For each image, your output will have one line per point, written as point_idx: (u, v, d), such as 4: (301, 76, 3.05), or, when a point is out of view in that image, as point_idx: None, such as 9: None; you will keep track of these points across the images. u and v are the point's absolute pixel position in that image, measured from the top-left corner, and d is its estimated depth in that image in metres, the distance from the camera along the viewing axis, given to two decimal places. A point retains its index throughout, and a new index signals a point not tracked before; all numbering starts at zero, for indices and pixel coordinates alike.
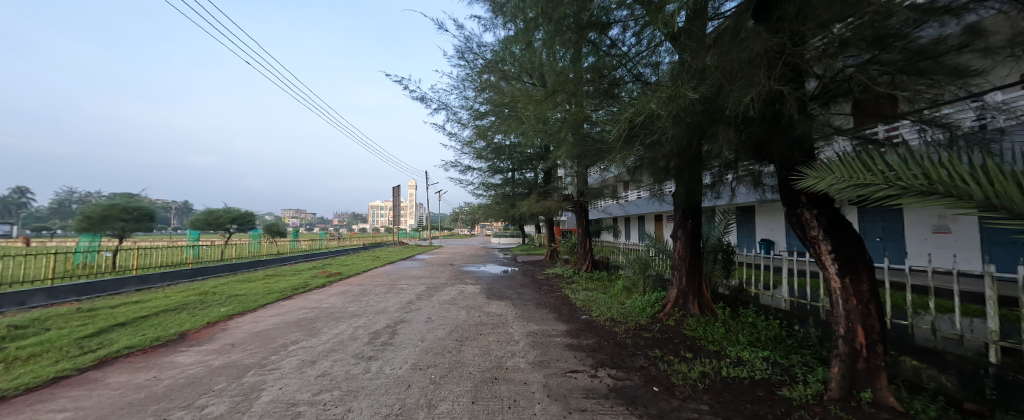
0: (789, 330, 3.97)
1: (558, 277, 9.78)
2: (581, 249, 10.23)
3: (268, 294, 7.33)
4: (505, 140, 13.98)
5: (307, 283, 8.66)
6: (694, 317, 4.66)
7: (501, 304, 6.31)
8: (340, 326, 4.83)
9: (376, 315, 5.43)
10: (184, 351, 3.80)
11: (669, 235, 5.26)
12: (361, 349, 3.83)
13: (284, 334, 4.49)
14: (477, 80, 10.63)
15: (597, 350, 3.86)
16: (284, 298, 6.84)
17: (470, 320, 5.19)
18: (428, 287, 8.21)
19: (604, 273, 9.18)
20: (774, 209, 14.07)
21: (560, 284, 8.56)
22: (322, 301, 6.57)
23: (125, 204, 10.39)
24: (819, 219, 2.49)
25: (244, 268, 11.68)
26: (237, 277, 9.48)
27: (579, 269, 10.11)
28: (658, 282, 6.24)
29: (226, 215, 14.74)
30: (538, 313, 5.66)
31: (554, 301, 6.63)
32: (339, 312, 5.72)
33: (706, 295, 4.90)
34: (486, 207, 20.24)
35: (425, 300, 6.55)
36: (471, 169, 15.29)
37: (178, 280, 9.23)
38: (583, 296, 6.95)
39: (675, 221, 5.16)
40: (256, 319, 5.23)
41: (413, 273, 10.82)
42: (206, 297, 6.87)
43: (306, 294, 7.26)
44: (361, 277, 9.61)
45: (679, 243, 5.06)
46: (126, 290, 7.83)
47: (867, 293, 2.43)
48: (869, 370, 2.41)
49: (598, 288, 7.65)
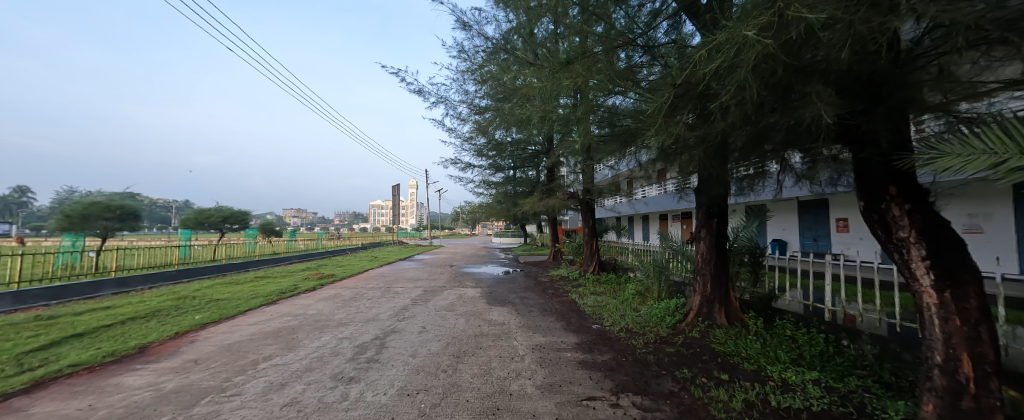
0: (837, 346, 3.44)
1: (563, 279, 9.25)
2: (587, 250, 9.71)
3: (252, 298, 6.82)
4: (506, 136, 13.46)
5: (296, 286, 8.14)
6: (722, 328, 4.11)
7: (503, 310, 5.78)
8: (323, 338, 4.30)
9: (365, 324, 4.92)
10: (136, 372, 3.27)
11: (690, 236, 4.69)
12: (342, 368, 3.30)
13: (259, 347, 3.97)
14: (478, 72, 10.11)
15: (615, 370, 3.33)
16: (268, 303, 6.32)
17: (470, 329, 4.67)
18: (425, 291, 7.71)
19: (612, 276, 8.65)
20: (787, 208, 13.53)
21: (566, 288, 8.05)
22: (309, 307, 6.06)
23: (107, 202, 9.90)
24: (913, 218, 1.94)
25: (234, 269, 11.21)
26: (224, 279, 8.96)
27: (584, 271, 9.59)
28: (676, 287, 5.69)
29: (217, 214, 14.24)
30: (544, 321, 5.14)
31: (561, 307, 6.10)
32: (325, 320, 5.21)
33: (734, 303, 4.35)
34: (487, 206, 19.75)
35: (421, 306, 6.03)
36: (471, 167, 14.79)
37: (161, 282, 8.75)
38: (592, 302, 6.42)
39: (699, 220, 4.58)
40: (232, 329, 4.71)
41: (411, 275, 10.30)
42: (184, 302, 6.37)
43: (293, 298, 6.75)
44: (356, 280, 9.11)
45: (703, 244, 4.52)
46: (102, 294, 7.34)
47: (976, 312, 1.85)
48: (981, 413, 1.83)
49: (607, 292, 7.12)
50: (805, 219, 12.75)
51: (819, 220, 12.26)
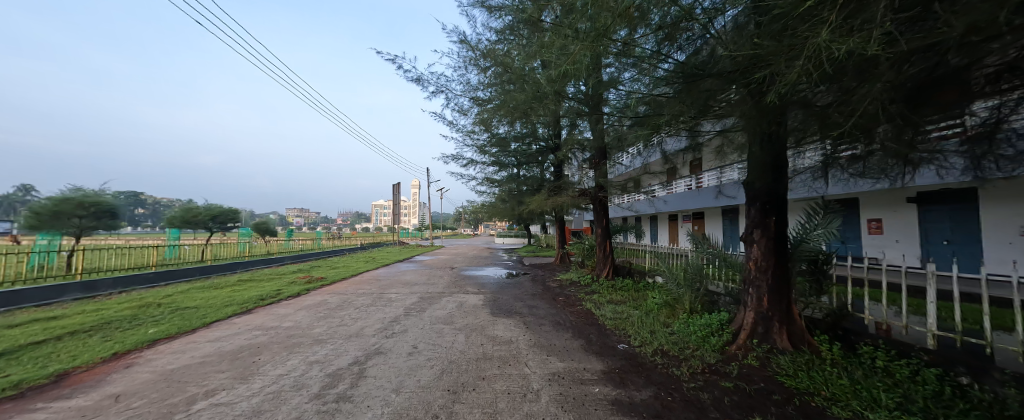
0: (958, 385, 2.58)
1: (574, 285, 8.45)
2: (600, 253, 8.87)
3: (226, 305, 6.02)
4: (509, 130, 12.67)
5: (280, 291, 7.35)
6: (786, 354, 3.27)
7: (510, 324, 4.97)
8: (289, 362, 3.48)
9: (345, 341, 4.12)
10: (29, 416, 2.47)
11: (740, 239, 3.84)
12: (301, 412, 2.49)
13: (207, 375, 3.17)
14: (484, 58, 9.35)
15: (663, 416, 2.49)
16: (242, 312, 5.55)
17: (470, 350, 3.85)
18: (421, 297, 6.93)
19: (629, 282, 7.84)
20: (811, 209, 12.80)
21: (578, 294, 7.23)
22: (286, 317, 5.26)
23: (81, 198, 9.15)
24: None
25: (219, 270, 10.45)
26: (201, 283, 8.17)
27: (597, 275, 8.76)
28: (709, 296, 4.97)
29: (206, 212, 13.48)
30: (559, 338, 4.32)
31: (576, 319, 5.30)
32: (300, 335, 4.40)
33: (798, 321, 3.49)
34: (491, 206, 19.00)
35: (414, 318, 5.23)
36: (473, 163, 14.04)
37: (135, 286, 7.99)
38: (613, 314, 5.58)
39: (751, 219, 3.72)
40: (184, 349, 3.89)
41: (407, 278, 9.52)
42: (146, 309, 5.59)
43: (271, 306, 5.96)
44: (347, 284, 8.33)
45: (756, 249, 3.67)
46: (63, 299, 6.58)
47: None
48: None
49: (628, 302, 6.30)
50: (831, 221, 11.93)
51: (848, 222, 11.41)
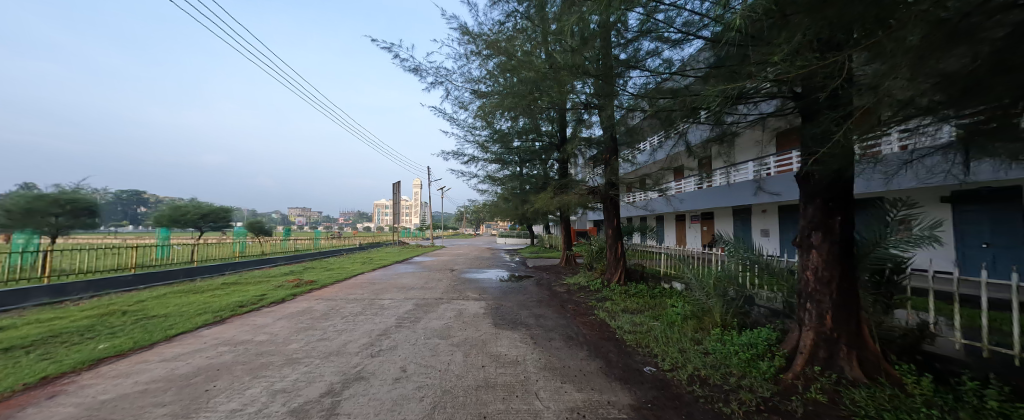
0: None
1: (582, 290, 7.85)
2: (611, 256, 8.24)
3: (199, 313, 5.42)
4: (512, 125, 12.06)
5: (263, 297, 6.74)
6: (861, 388, 2.60)
7: (514, 338, 4.36)
8: (249, 391, 2.87)
9: (323, 361, 3.51)
10: None
11: (795, 243, 3.20)
12: None
13: (143, 411, 2.56)
14: (487, 47, 8.78)
15: None
16: (214, 322, 4.95)
17: (469, 374, 3.23)
18: (417, 304, 6.34)
19: (644, 288, 7.21)
20: None
21: (589, 301, 6.62)
22: (262, 329, 4.65)
23: (58, 195, 8.62)
24: None
25: (205, 272, 9.87)
26: (180, 287, 7.57)
27: (607, 280, 8.13)
28: (743, 307, 4.37)
29: (195, 210, 12.88)
30: (572, 357, 3.72)
31: (588, 332, 4.69)
32: (273, 353, 3.79)
33: (871, 343, 2.83)
34: (493, 205, 18.41)
35: (406, 331, 4.63)
36: (474, 161, 13.46)
37: (110, 290, 7.40)
38: (632, 326, 4.92)
39: (809, 218, 3.08)
40: (130, 372, 3.27)
41: (404, 281, 8.93)
42: (108, 319, 4.99)
43: (249, 315, 5.36)
44: (338, 288, 7.73)
45: (815, 256, 3.01)
46: (27, 305, 5.99)
47: None
48: None
49: (647, 311, 5.66)
50: None
51: None
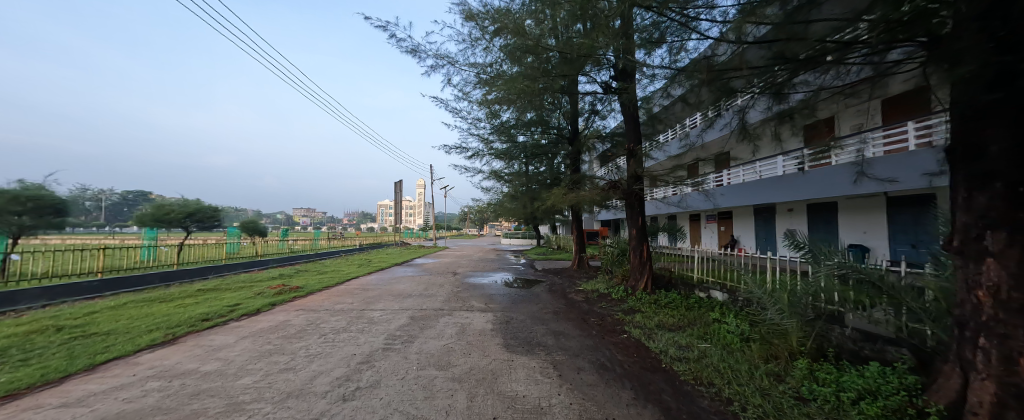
0: None
1: (604, 298, 6.86)
2: (635, 260, 7.24)
3: (148, 330, 4.48)
4: (520, 114, 11.06)
5: (236, 307, 5.81)
6: None
7: (533, 369, 3.40)
8: None
9: (276, 410, 2.55)
10: None
11: (964, 247, 2.17)
12: None
13: None
14: (493, 25, 7.82)
15: None
16: (162, 343, 4.02)
17: None
18: (412, 317, 5.41)
19: (678, 298, 6.21)
20: (873, 208, 11.31)
21: (614, 314, 5.65)
22: (216, 354, 3.71)
23: (19, 193, 7.80)
24: None
25: (184, 276, 8.97)
26: (147, 295, 6.70)
27: (632, 287, 7.11)
28: (821, 329, 3.45)
29: (180, 209, 12.02)
30: (615, 401, 2.75)
31: (625, 358, 3.73)
32: (215, 393, 2.83)
33: None
34: (499, 204, 17.46)
35: (396, 356, 3.67)
36: (477, 155, 12.49)
37: (67, 298, 6.50)
38: (681, 350, 3.91)
39: (984, 211, 2.03)
40: None
41: (401, 288, 7.99)
42: (34, 338, 4.07)
43: (208, 333, 4.42)
44: (326, 297, 6.81)
45: (994, 268, 1.96)
46: None
47: None
48: None
49: (691, 330, 4.66)
50: (899, 221, 10.62)
51: (921, 222, 10.07)
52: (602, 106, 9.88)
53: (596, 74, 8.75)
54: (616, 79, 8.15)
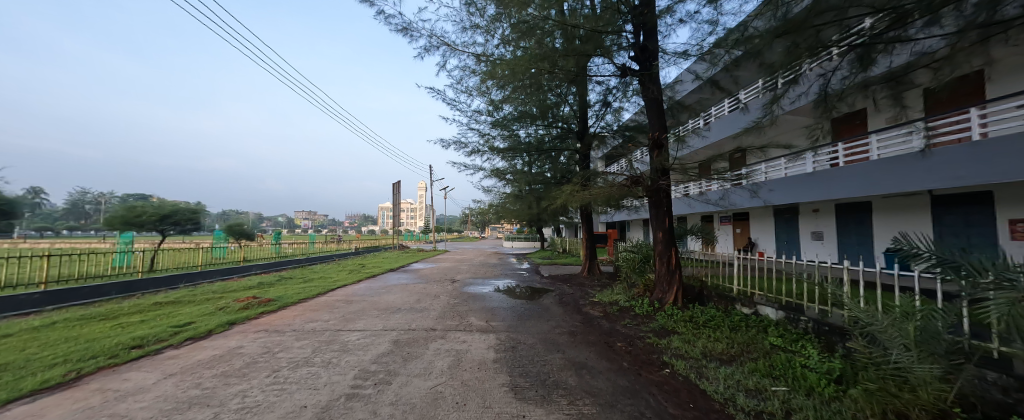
0: None
1: (626, 313, 5.86)
2: (662, 268, 6.20)
3: (51, 365, 3.45)
4: (524, 105, 10.08)
5: (184, 328, 4.78)
6: None
7: None
8: None
9: None
10: None
11: None
12: None
13: None
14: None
15: None
16: (52, 388, 2.98)
17: None
18: (395, 341, 4.37)
19: (717, 314, 5.20)
20: (914, 208, 10.24)
21: (644, 335, 4.64)
22: (111, 409, 2.65)
23: None
24: None
25: (147, 286, 7.97)
26: (89, 311, 5.68)
27: (659, 300, 6.10)
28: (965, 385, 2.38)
29: (154, 211, 11.05)
30: None
31: (679, 413, 2.67)
32: None
33: None
34: (501, 205, 16.41)
35: (361, 411, 2.61)
36: (476, 152, 11.52)
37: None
38: (755, 399, 2.84)
39: None
40: None
41: (389, 300, 6.93)
42: None
43: (126, 369, 3.38)
44: (298, 312, 5.78)
45: None
46: None
47: None
48: None
49: (752, 362, 3.60)
50: (946, 222, 9.53)
51: (974, 223, 9.00)
52: (615, 95, 8.93)
53: (611, 58, 7.77)
54: (636, 60, 7.11)
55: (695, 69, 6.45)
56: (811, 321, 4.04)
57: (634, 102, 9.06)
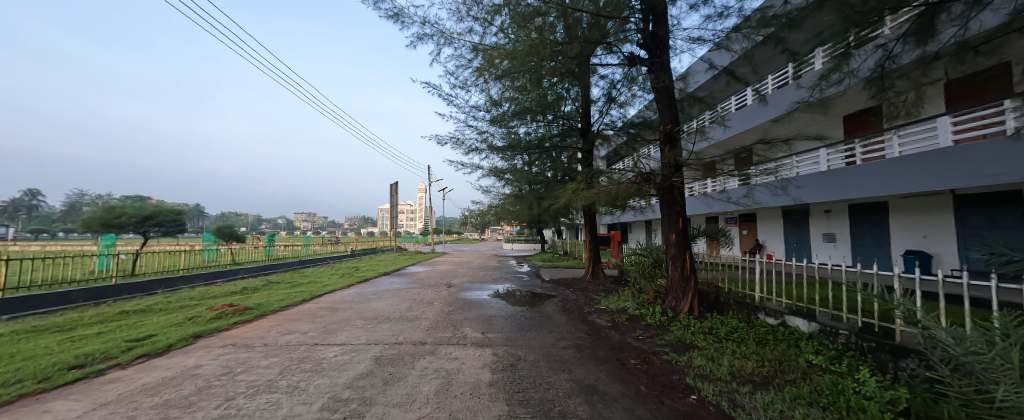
0: None
1: (637, 323, 5.33)
2: (675, 274, 5.67)
3: None
4: (524, 100, 9.60)
5: (143, 342, 4.26)
6: None
7: None
8: None
9: None
10: None
11: None
12: None
13: None
14: None
15: None
16: None
17: None
18: (377, 358, 3.84)
19: (740, 326, 4.68)
20: (935, 208, 9.70)
21: (660, 350, 4.12)
22: None
23: None
24: None
25: (119, 293, 7.41)
26: (44, 322, 5.14)
27: (673, 308, 5.56)
28: None
29: (134, 213, 10.54)
30: None
31: None
32: None
33: None
34: (500, 206, 15.90)
35: None
36: (474, 150, 11.03)
37: None
38: None
39: None
40: None
41: (378, 308, 6.41)
42: None
43: (50, 398, 2.84)
44: (276, 323, 5.26)
45: None
46: None
47: None
48: None
49: (791, 387, 3.06)
50: (972, 222, 8.99)
51: (1002, 223, 8.46)
52: (620, 89, 8.46)
53: (616, 48, 7.29)
54: (645, 47, 6.66)
55: (709, 56, 5.94)
56: (856, 338, 3.50)
57: (641, 96, 8.53)
